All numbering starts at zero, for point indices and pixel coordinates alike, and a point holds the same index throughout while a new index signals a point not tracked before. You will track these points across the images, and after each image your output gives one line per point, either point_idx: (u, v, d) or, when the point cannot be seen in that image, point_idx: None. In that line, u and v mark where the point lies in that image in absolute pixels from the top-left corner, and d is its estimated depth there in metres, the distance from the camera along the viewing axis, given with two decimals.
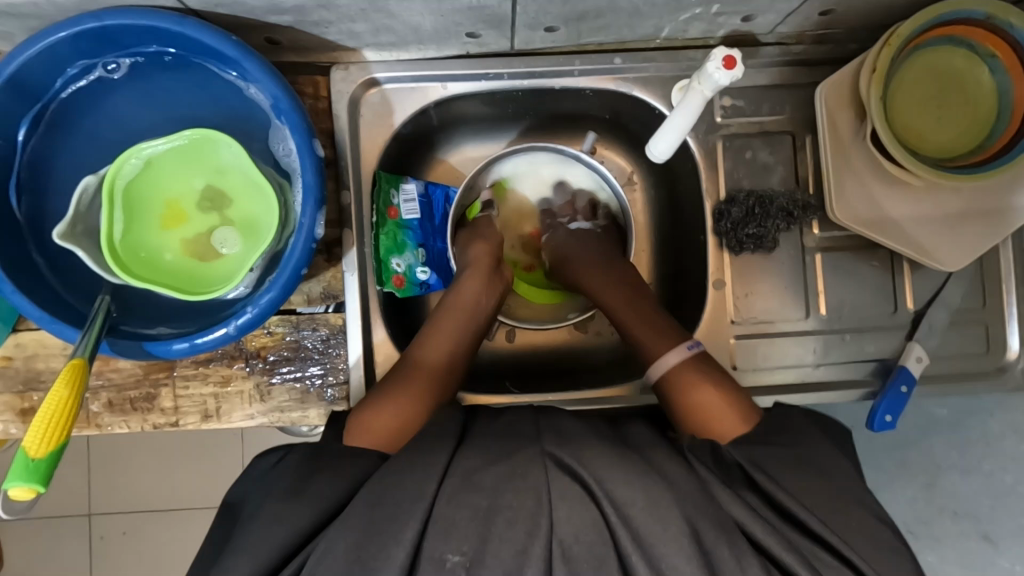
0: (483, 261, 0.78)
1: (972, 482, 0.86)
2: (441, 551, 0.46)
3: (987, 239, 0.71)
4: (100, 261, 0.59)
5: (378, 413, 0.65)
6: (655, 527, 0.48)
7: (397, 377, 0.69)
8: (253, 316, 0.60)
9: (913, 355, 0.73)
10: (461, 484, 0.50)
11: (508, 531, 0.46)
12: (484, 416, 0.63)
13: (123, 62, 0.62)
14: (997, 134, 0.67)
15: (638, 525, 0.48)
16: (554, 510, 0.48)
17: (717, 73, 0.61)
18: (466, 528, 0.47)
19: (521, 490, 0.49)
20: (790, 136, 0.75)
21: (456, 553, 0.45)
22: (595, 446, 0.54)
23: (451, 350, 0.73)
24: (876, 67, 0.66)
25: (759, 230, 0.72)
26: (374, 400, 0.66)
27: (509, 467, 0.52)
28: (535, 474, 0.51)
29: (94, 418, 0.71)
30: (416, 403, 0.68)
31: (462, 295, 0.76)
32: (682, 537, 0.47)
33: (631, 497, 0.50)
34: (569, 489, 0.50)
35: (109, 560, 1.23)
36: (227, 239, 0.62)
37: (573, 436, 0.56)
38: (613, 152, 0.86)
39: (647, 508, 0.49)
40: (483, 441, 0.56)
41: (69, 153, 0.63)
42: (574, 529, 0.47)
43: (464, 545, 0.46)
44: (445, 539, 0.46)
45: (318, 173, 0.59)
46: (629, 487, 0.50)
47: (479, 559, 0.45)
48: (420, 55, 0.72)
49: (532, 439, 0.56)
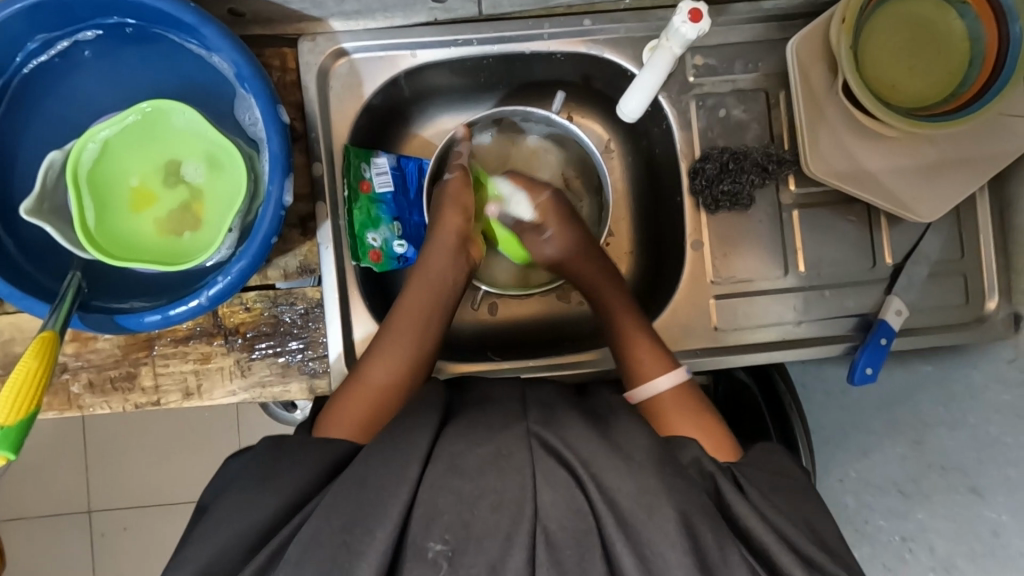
0: (449, 229, 0.76)
1: (957, 438, 0.76)
2: (423, 539, 0.46)
3: (966, 187, 0.71)
4: (71, 238, 0.59)
5: (343, 400, 0.66)
6: (638, 509, 0.48)
7: (360, 366, 0.69)
8: (226, 284, 0.59)
9: (893, 308, 0.73)
10: (446, 467, 0.50)
11: (492, 516, 0.47)
12: (469, 394, 0.63)
13: (84, 36, 0.61)
14: (969, 82, 0.67)
15: (624, 509, 0.48)
16: (538, 497, 0.48)
17: (684, 26, 0.63)
18: (448, 514, 0.47)
19: (504, 473, 0.49)
20: (764, 93, 0.74)
21: (439, 542, 0.46)
22: (578, 427, 0.55)
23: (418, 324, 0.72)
24: (845, 16, 0.66)
25: (733, 186, 0.72)
26: (350, 378, 0.68)
27: (492, 451, 0.51)
28: (519, 455, 0.50)
29: (75, 400, 0.71)
30: (382, 390, 0.68)
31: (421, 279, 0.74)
32: (666, 522, 0.48)
33: (618, 486, 0.50)
34: (553, 473, 0.50)
35: (108, 558, 1.24)
36: (202, 177, 0.62)
37: (560, 413, 0.57)
38: (588, 119, 0.85)
39: (633, 494, 0.49)
40: (468, 423, 0.55)
41: (33, 131, 0.63)
42: (558, 515, 0.47)
43: (447, 534, 0.46)
44: (427, 527, 0.46)
45: (284, 141, 0.59)
46: (615, 473, 0.50)
47: (461, 548, 0.46)
48: (387, 24, 0.72)
49: (518, 418, 0.56)
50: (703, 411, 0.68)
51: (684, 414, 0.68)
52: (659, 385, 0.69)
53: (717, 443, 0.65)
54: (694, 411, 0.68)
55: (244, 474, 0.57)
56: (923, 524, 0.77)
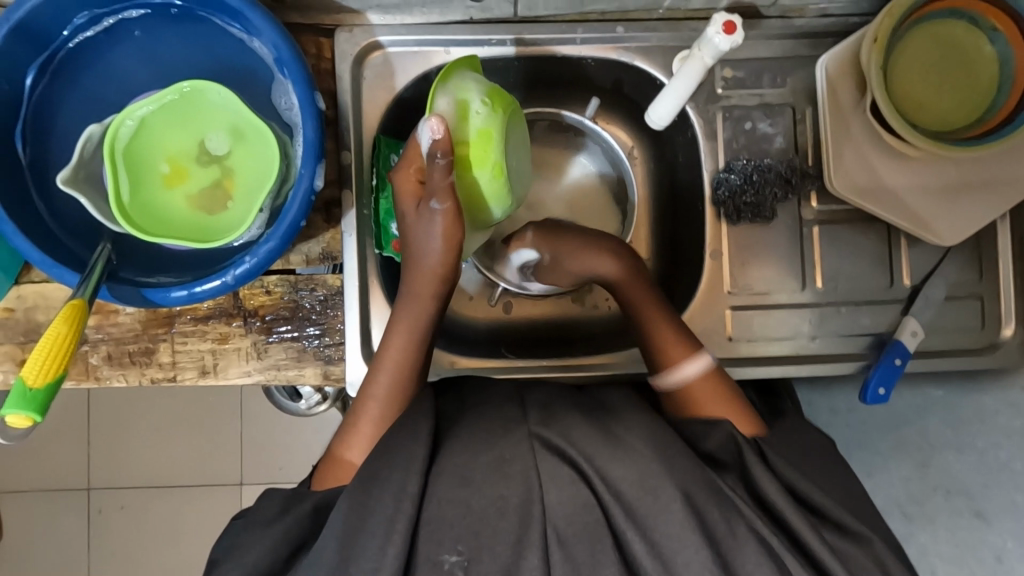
0: (422, 278, 0.68)
1: (966, 462, 0.75)
2: (437, 553, 0.46)
3: (987, 212, 0.72)
4: (104, 211, 0.60)
5: (334, 453, 0.66)
6: (645, 506, 0.49)
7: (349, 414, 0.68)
8: (252, 265, 0.60)
9: (908, 329, 0.73)
10: (456, 478, 0.50)
11: (503, 521, 0.47)
12: (474, 387, 0.64)
13: (130, 15, 0.63)
14: (997, 107, 0.67)
15: (630, 499, 0.49)
16: (545, 496, 0.49)
17: (717, 38, 0.64)
18: (458, 526, 0.47)
19: (507, 476, 0.49)
20: (790, 108, 0.75)
21: (454, 553, 0.46)
22: (583, 426, 0.55)
23: (394, 387, 0.67)
24: (877, 36, 0.66)
25: (756, 197, 0.73)
26: (332, 447, 0.67)
27: (497, 455, 0.51)
28: (522, 460, 0.50)
29: (93, 371, 0.72)
30: (365, 436, 0.66)
31: (399, 317, 0.68)
32: (672, 505, 0.48)
33: (620, 475, 0.50)
34: (559, 472, 0.50)
35: (105, 536, 1.24)
36: (235, 159, 0.63)
37: (557, 411, 0.57)
38: (614, 125, 0.85)
39: (636, 482, 0.50)
40: (474, 426, 0.55)
41: (72, 102, 0.64)
42: (567, 513, 0.48)
43: (460, 545, 0.46)
44: (438, 541, 0.47)
45: (318, 127, 0.60)
46: (618, 462, 0.51)
47: (476, 557, 0.46)
48: (424, 20, 0.74)
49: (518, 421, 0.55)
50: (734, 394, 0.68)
51: (715, 396, 0.68)
52: (688, 370, 0.68)
53: (741, 420, 0.66)
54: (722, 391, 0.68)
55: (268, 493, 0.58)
56: (924, 547, 0.78)
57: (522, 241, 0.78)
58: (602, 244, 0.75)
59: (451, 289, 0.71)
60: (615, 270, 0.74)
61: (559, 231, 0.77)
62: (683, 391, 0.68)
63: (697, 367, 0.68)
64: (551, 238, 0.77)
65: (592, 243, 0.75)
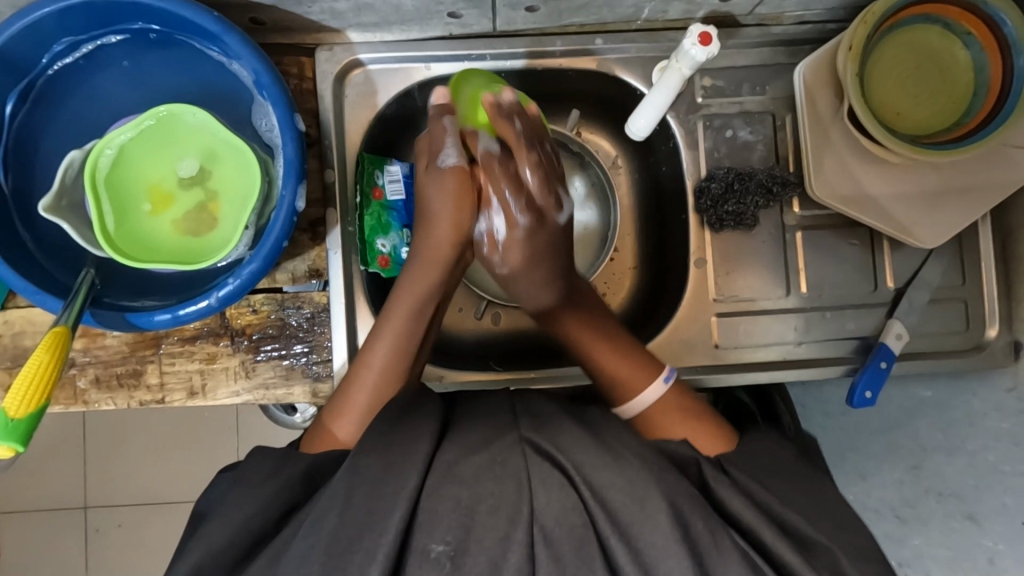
0: (431, 247, 0.71)
1: (956, 464, 0.74)
2: (425, 542, 0.45)
3: (968, 214, 0.72)
4: (87, 237, 0.60)
5: (332, 424, 0.65)
6: (631, 508, 0.48)
7: (345, 382, 0.67)
8: (236, 286, 0.60)
9: (893, 331, 0.73)
10: (442, 474, 0.49)
11: (491, 519, 0.46)
12: (465, 401, 0.63)
13: (110, 40, 0.63)
14: (973, 111, 0.68)
15: (616, 508, 0.48)
16: (534, 499, 0.47)
17: (693, 49, 0.65)
18: (450, 516, 0.46)
19: (500, 477, 0.49)
20: (771, 116, 0.76)
21: (441, 543, 0.45)
22: (567, 432, 0.54)
23: (393, 354, 0.67)
24: (852, 44, 0.67)
25: (738, 206, 0.73)
26: (324, 416, 0.66)
27: (489, 457, 0.51)
28: (514, 462, 0.50)
29: (82, 395, 0.72)
30: (366, 409, 0.65)
31: (407, 288, 0.70)
32: (657, 513, 0.48)
33: (604, 480, 0.50)
34: (548, 476, 0.49)
35: (101, 556, 1.24)
36: (217, 181, 0.63)
37: (546, 422, 0.56)
38: (596, 135, 0.85)
39: (624, 489, 0.49)
40: (456, 435, 0.55)
41: (55, 131, 0.65)
42: (554, 513, 0.47)
43: (448, 534, 0.45)
44: (429, 530, 0.46)
45: (299, 147, 0.60)
46: (605, 469, 0.51)
47: (463, 548, 0.45)
48: (404, 36, 0.74)
49: (507, 427, 0.55)
50: (698, 411, 0.68)
51: (676, 417, 0.68)
52: (644, 397, 0.68)
53: (710, 438, 0.67)
54: (687, 414, 0.68)
55: (246, 482, 0.57)
56: (919, 549, 0.78)
57: (514, 223, 0.71)
58: (549, 270, 0.72)
59: (459, 266, 0.74)
60: (550, 303, 0.73)
61: (536, 249, 0.72)
62: (643, 416, 0.69)
63: (659, 394, 0.69)
64: (534, 254, 0.72)
65: (541, 269, 0.72)
